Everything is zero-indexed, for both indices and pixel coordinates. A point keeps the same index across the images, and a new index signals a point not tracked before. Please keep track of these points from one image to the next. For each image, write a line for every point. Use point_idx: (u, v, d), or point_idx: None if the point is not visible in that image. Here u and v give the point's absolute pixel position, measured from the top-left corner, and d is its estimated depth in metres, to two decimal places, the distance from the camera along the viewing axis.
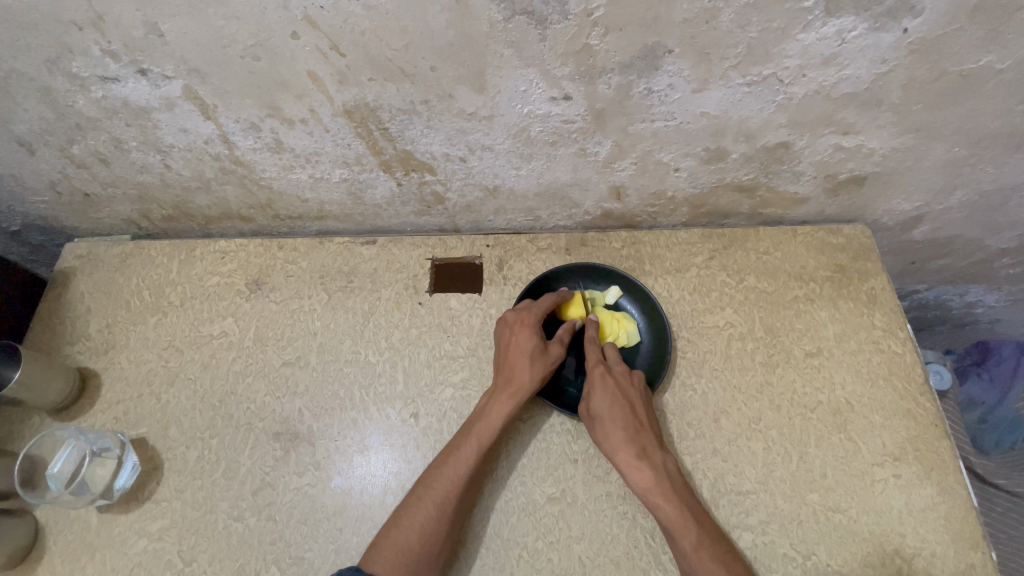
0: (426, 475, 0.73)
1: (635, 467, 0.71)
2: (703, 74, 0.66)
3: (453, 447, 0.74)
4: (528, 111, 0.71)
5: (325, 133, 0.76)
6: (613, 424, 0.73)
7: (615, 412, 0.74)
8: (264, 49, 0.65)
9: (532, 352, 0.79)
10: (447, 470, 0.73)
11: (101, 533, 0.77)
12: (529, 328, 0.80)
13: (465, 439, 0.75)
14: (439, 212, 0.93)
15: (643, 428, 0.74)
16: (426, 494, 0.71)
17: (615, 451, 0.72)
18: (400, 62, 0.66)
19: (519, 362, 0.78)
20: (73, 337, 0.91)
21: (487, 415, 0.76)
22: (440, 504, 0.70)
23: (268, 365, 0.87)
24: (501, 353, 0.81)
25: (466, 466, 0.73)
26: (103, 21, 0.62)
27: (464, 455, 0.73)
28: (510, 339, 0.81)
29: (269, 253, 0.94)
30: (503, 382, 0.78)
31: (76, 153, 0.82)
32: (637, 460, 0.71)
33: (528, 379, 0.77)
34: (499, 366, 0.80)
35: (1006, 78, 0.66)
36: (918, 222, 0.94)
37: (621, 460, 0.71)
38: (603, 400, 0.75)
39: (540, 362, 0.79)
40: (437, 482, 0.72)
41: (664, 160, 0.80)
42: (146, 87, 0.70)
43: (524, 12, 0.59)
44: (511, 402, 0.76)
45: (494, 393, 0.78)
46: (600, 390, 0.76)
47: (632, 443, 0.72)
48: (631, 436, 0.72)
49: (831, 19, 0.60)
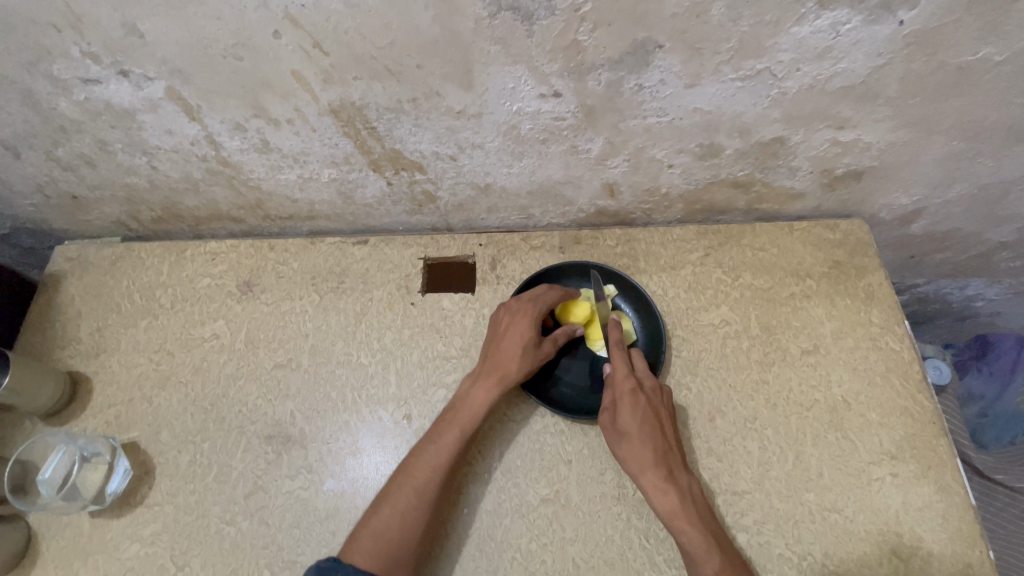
0: (407, 463, 0.73)
1: (662, 491, 0.69)
2: (695, 69, 0.65)
3: (435, 434, 0.74)
4: (518, 108, 0.70)
5: (312, 132, 0.75)
6: (640, 443, 0.72)
7: (644, 431, 0.72)
8: (246, 48, 0.63)
9: (526, 342, 0.78)
10: (428, 456, 0.72)
11: (94, 538, 0.77)
12: (530, 318, 0.79)
13: (448, 428, 0.74)
14: (430, 210, 0.92)
15: (671, 450, 0.72)
16: (406, 482, 0.71)
17: (640, 471, 0.71)
18: (385, 60, 0.65)
19: (511, 350, 0.78)
20: (64, 341, 0.90)
21: (470, 402, 0.76)
22: (421, 493, 0.70)
23: (259, 368, 0.86)
24: (495, 339, 0.80)
25: (448, 453, 0.72)
26: (81, 22, 0.61)
27: (446, 442, 0.73)
28: (508, 326, 0.80)
29: (260, 254, 0.93)
30: (490, 368, 0.77)
31: (62, 155, 0.81)
32: (663, 483, 0.70)
33: (516, 368, 0.77)
34: (489, 352, 0.79)
35: (1004, 70, 0.65)
36: (916, 217, 0.92)
37: (647, 482, 0.70)
38: (631, 418, 0.73)
39: (532, 353, 0.78)
40: (417, 469, 0.71)
41: (658, 156, 0.78)
42: (129, 89, 0.69)
43: (510, 8, 0.58)
44: (495, 390, 0.76)
45: (479, 379, 0.77)
46: (629, 407, 0.74)
47: (660, 464, 0.70)
48: (659, 458, 0.71)
49: (825, 11, 0.58)
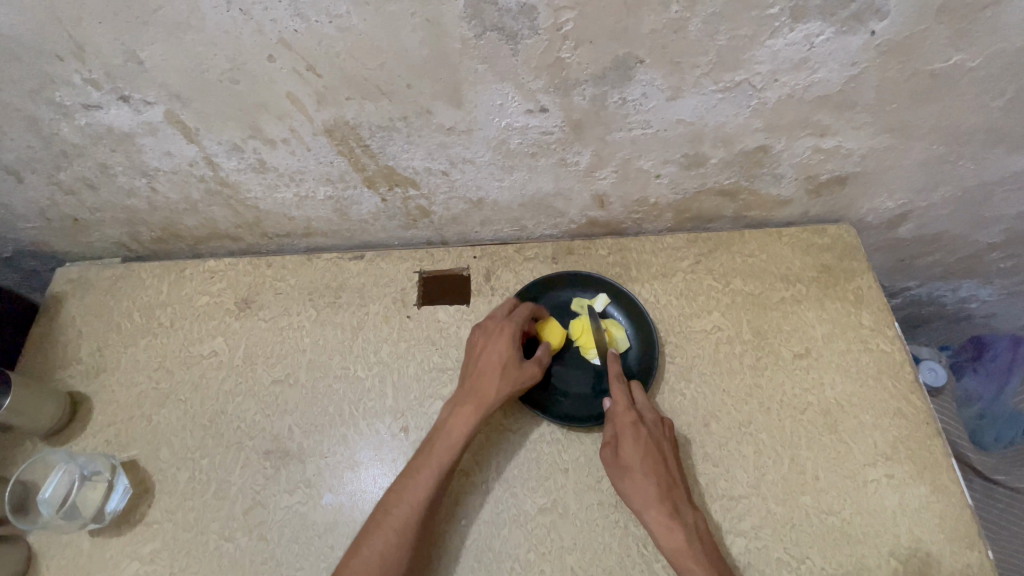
0: (386, 500, 0.73)
1: (668, 528, 0.69)
2: (677, 82, 0.67)
3: (413, 469, 0.74)
4: (506, 124, 0.72)
5: (307, 151, 0.77)
6: (645, 478, 0.72)
7: (648, 467, 0.73)
8: (242, 72, 0.66)
9: (501, 364, 0.78)
10: (406, 491, 0.72)
11: (93, 558, 0.77)
12: (504, 338, 0.80)
13: (426, 460, 0.74)
14: (425, 225, 0.94)
15: (675, 486, 0.72)
16: (385, 519, 0.71)
17: (645, 508, 0.71)
18: (377, 81, 0.67)
19: (487, 373, 0.78)
20: (65, 361, 0.91)
21: (449, 429, 0.76)
22: (400, 529, 0.70)
23: (257, 383, 0.87)
24: (472, 361, 0.80)
25: (426, 486, 0.72)
26: (82, 50, 0.63)
27: (424, 475, 0.73)
28: (485, 347, 0.80)
29: (258, 271, 0.95)
30: (469, 393, 0.78)
31: (64, 179, 0.83)
32: (669, 520, 0.70)
33: (493, 393, 0.76)
34: (467, 375, 0.80)
35: (977, 76, 0.67)
36: (903, 220, 0.94)
37: (652, 519, 0.70)
38: (634, 452, 0.74)
39: (510, 377, 0.78)
40: (395, 505, 0.71)
41: (645, 167, 0.80)
42: (128, 113, 0.71)
43: (495, 29, 0.60)
44: (472, 415, 0.76)
45: (458, 405, 0.77)
46: (631, 442, 0.74)
47: (664, 502, 0.71)
48: (664, 494, 0.71)
49: (798, 25, 0.60)
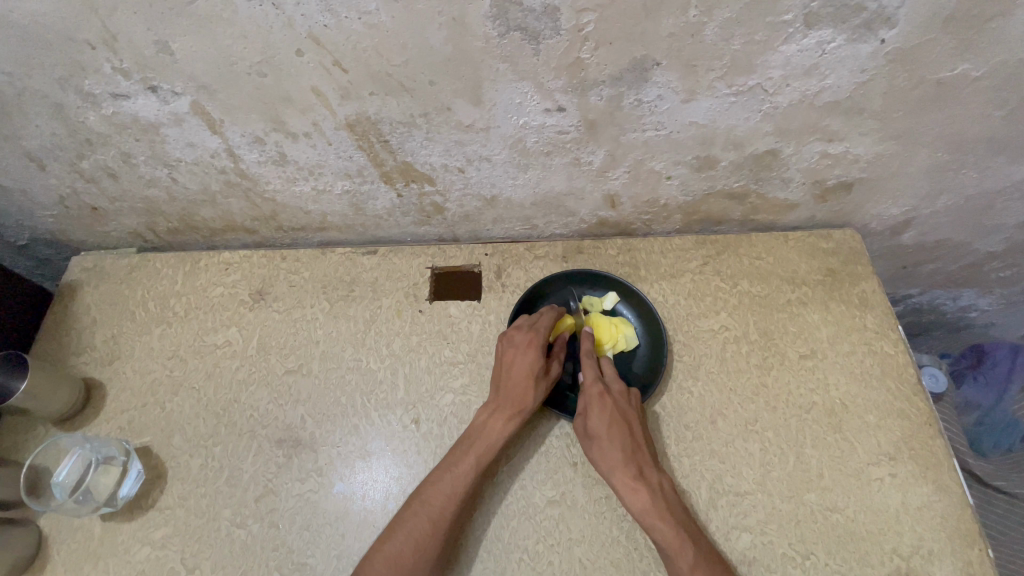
0: (421, 490, 0.74)
1: (633, 490, 0.71)
2: (691, 85, 0.69)
3: (450, 463, 0.75)
4: (523, 122, 0.74)
5: (327, 145, 0.79)
6: (610, 444, 0.74)
7: (614, 432, 0.75)
8: (269, 65, 0.67)
9: (536, 375, 0.79)
10: (444, 484, 0.73)
11: (104, 542, 0.78)
12: (536, 349, 0.81)
13: (464, 456, 0.75)
14: (438, 221, 0.95)
15: (639, 449, 0.75)
16: (422, 508, 0.72)
17: (611, 472, 0.73)
18: (400, 77, 0.69)
19: (522, 382, 0.79)
20: (79, 347, 0.92)
21: (486, 434, 0.76)
22: (437, 519, 0.71)
23: (270, 374, 0.88)
24: (502, 370, 0.81)
25: (465, 481, 0.74)
26: (115, 40, 0.65)
27: (462, 471, 0.74)
28: (514, 357, 0.81)
29: (272, 264, 0.96)
30: (505, 401, 0.78)
31: (86, 168, 0.84)
32: (634, 481, 0.72)
33: (530, 400, 0.78)
34: (498, 384, 0.80)
35: (981, 85, 0.69)
36: (906, 227, 0.96)
37: (618, 481, 0.72)
38: (600, 420, 0.76)
39: (543, 383, 0.80)
40: (433, 496, 0.72)
41: (656, 169, 0.82)
42: (155, 103, 0.73)
43: (518, 29, 0.62)
44: (511, 422, 0.77)
45: (494, 411, 0.78)
46: (597, 411, 0.77)
47: (628, 464, 0.73)
48: (629, 457, 0.73)
49: (810, 31, 0.62)
